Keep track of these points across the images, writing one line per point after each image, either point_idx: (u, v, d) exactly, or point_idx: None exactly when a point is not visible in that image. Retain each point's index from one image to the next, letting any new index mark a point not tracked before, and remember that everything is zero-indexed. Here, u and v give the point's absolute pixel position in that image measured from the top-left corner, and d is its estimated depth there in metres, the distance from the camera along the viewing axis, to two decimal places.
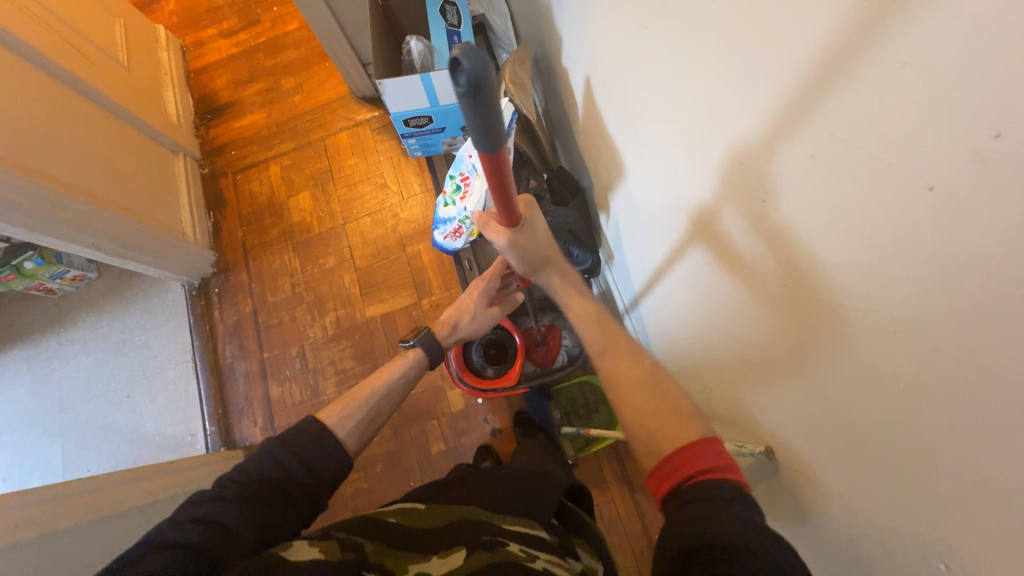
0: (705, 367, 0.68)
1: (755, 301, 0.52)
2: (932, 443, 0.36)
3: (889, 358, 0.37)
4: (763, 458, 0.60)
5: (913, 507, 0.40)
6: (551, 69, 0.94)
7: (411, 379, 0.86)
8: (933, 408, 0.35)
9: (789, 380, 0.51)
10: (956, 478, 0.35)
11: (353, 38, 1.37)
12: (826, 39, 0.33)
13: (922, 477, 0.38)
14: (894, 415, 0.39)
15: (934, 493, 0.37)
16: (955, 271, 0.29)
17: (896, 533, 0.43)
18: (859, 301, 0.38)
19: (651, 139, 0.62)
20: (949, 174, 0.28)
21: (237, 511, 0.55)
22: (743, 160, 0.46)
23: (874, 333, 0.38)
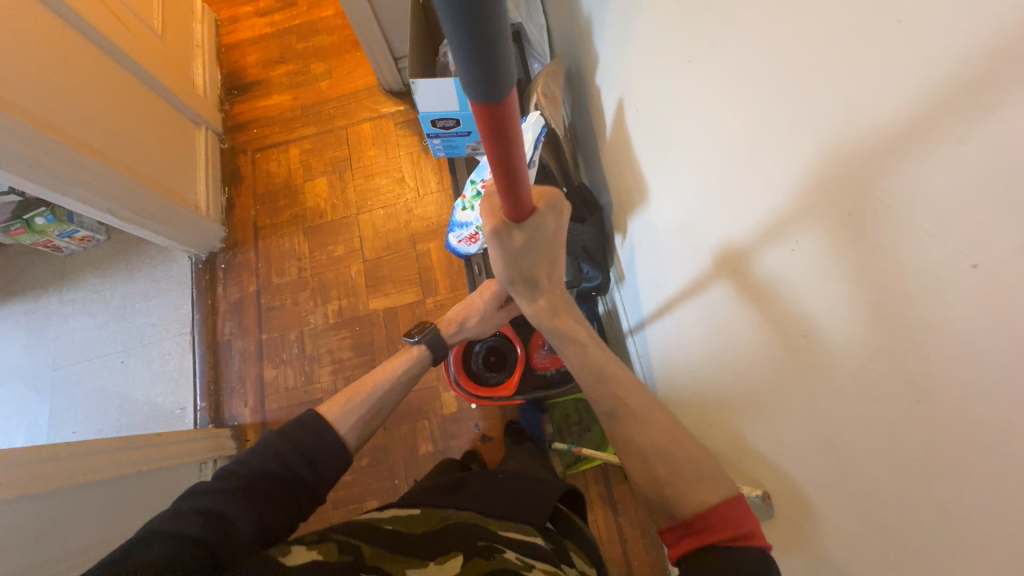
0: (708, 403, 0.68)
1: (770, 349, 0.52)
2: (943, 520, 0.35)
3: (906, 429, 0.36)
4: (759, 502, 0.59)
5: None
6: (583, 85, 0.94)
7: (412, 377, 0.85)
8: (944, 485, 0.34)
9: (797, 430, 0.50)
10: (963, 559, 0.34)
11: (388, 31, 1.37)
12: (879, 100, 0.32)
13: (926, 550, 0.37)
14: (904, 485, 0.38)
15: (931, 568, 0.37)
16: (988, 352, 0.29)
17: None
18: (882, 365, 0.38)
19: (679, 170, 0.62)
20: (997, 253, 0.27)
21: (239, 502, 0.56)
22: (777, 210, 0.45)
23: (893, 401, 0.37)
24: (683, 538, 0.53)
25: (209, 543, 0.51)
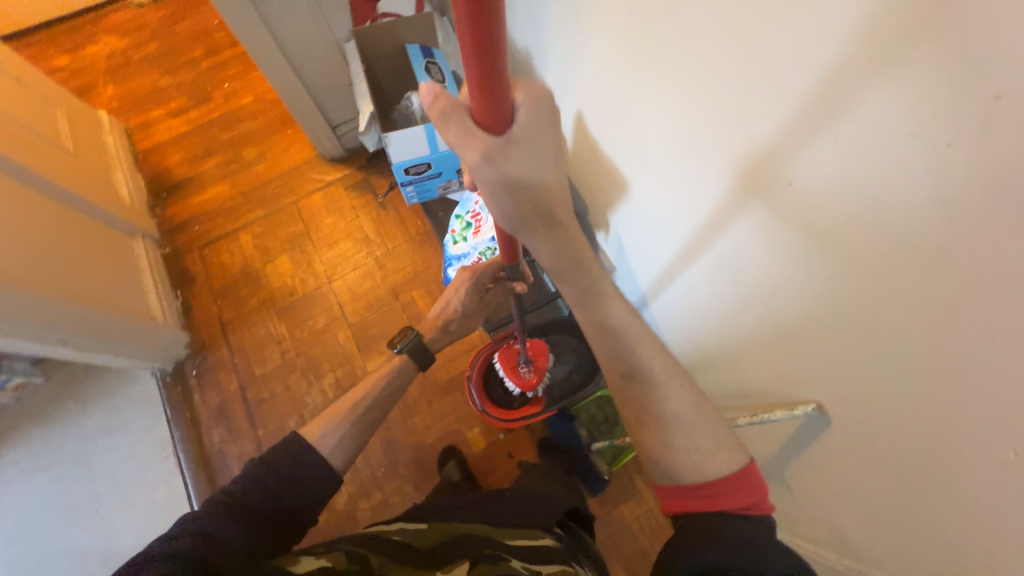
0: (737, 348, 0.74)
1: (787, 277, 0.58)
2: (971, 367, 0.41)
3: (924, 300, 0.42)
4: (814, 417, 0.64)
5: (962, 430, 0.45)
6: None
7: (394, 391, 0.85)
8: (966, 337, 0.40)
9: (828, 341, 0.56)
10: (997, 394, 0.40)
11: (323, 103, 1.41)
12: (840, 38, 0.40)
13: (965, 401, 0.43)
14: (933, 349, 0.44)
15: (976, 415, 0.43)
16: (989, 208, 0.34)
17: (956, 462, 0.47)
18: (890, 259, 0.44)
19: (659, 152, 0.70)
20: (966, 133, 0.34)
21: (230, 525, 0.55)
22: (762, 163, 0.54)
23: (908, 281, 0.43)
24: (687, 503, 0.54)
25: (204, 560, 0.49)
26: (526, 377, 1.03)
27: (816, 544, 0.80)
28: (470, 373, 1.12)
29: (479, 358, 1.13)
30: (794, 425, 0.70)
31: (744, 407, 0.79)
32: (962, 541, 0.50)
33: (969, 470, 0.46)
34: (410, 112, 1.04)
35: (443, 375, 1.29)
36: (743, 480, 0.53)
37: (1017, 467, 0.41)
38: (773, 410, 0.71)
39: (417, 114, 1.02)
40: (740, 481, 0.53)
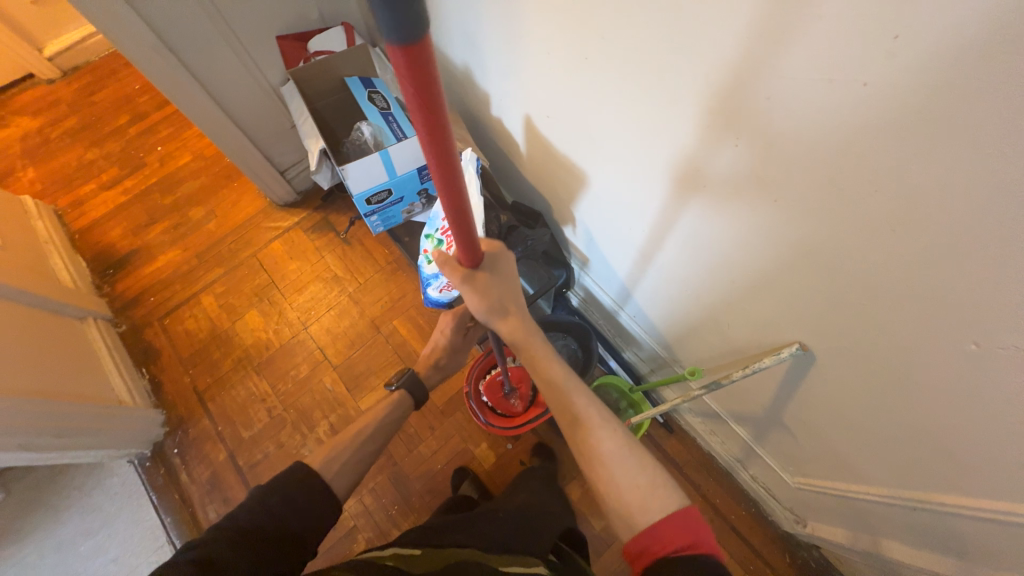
0: (718, 308, 0.78)
1: (751, 232, 0.62)
2: (931, 273, 0.46)
3: (876, 221, 0.47)
4: (799, 355, 0.68)
5: (933, 333, 0.49)
6: (480, 122, 1.06)
7: (395, 420, 0.86)
8: (920, 246, 0.45)
9: (801, 281, 0.60)
10: (956, 290, 0.45)
11: (267, 150, 1.39)
12: (749, 7, 0.43)
13: (931, 305, 0.48)
14: (894, 264, 0.48)
15: (942, 314, 0.47)
16: (913, 129, 0.39)
17: (931, 363, 0.52)
18: (838, 193, 0.48)
19: (609, 140, 0.74)
20: (880, 70, 0.38)
21: (235, 551, 0.51)
22: (705, 139, 0.58)
23: (859, 208, 0.48)
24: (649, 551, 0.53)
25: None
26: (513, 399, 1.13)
27: (825, 476, 0.85)
28: (467, 389, 1.13)
29: (471, 375, 1.14)
30: (784, 369, 0.74)
31: (736, 363, 0.83)
32: (951, 435, 0.55)
33: (947, 368, 0.50)
34: (361, 143, 1.04)
35: (440, 397, 1.27)
36: (682, 521, 0.53)
37: (985, 351, 0.46)
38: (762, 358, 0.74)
39: (369, 143, 1.02)
40: (680, 522, 0.53)
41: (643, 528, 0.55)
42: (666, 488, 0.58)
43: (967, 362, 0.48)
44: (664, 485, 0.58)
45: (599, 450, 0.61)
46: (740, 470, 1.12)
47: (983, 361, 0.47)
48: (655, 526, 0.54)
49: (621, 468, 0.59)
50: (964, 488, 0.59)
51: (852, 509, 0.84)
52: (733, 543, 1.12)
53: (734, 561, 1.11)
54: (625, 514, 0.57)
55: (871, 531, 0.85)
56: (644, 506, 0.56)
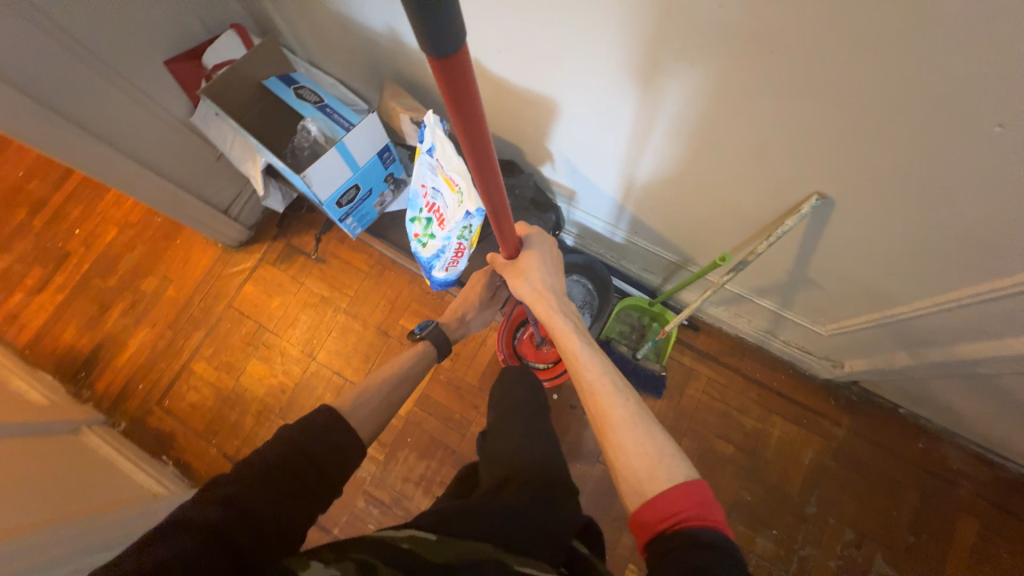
0: (725, 191, 0.78)
1: (746, 98, 0.60)
2: (949, 61, 0.45)
3: (887, 28, 0.45)
4: (820, 205, 0.69)
5: (958, 123, 0.50)
6: (422, 87, 0.99)
7: (418, 370, 0.90)
8: (933, 37, 0.44)
9: (808, 127, 0.60)
10: (980, 68, 0.44)
11: (203, 191, 1.27)
12: None
13: (956, 93, 0.47)
14: (910, 68, 0.47)
15: (966, 100, 0.47)
16: None
17: (955, 156, 0.53)
18: (840, 17, 0.46)
19: (570, 55, 0.69)
20: None
21: (254, 492, 0.52)
22: (674, 19, 0.55)
23: (865, 21, 0.46)
24: (656, 521, 0.53)
25: (230, 538, 0.47)
26: (544, 352, 1.15)
27: (856, 313, 0.90)
28: (501, 357, 1.13)
29: (501, 344, 1.14)
30: (805, 223, 0.75)
31: (753, 236, 0.85)
32: (979, 225, 0.59)
33: (972, 155, 0.52)
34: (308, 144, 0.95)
35: (474, 374, 1.28)
36: (690, 490, 0.54)
37: (1010, 129, 0.48)
38: (782, 220, 0.76)
39: (319, 141, 0.94)
40: (686, 495, 0.53)
41: (648, 499, 0.55)
42: (675, 460, 0.58)
43: (991, 134, 0.49)
44: (673, 454, 0.59)
45: (609, 415, 0.65)
46: (771, 340, 1.18)
47: (1005, 140, 0.49)
48: (658, 496, 0.54)
49: (629, 432, 0.63)
50: (995, 271, 0.64)
51: (886, 333, 0.90)
52: (782, 407, 1.20)
53: (788, 421, 1.19)
54: (635, 483, 0.58)
55: (906, 347, 0.92)
56: (651, 474, 0.57)
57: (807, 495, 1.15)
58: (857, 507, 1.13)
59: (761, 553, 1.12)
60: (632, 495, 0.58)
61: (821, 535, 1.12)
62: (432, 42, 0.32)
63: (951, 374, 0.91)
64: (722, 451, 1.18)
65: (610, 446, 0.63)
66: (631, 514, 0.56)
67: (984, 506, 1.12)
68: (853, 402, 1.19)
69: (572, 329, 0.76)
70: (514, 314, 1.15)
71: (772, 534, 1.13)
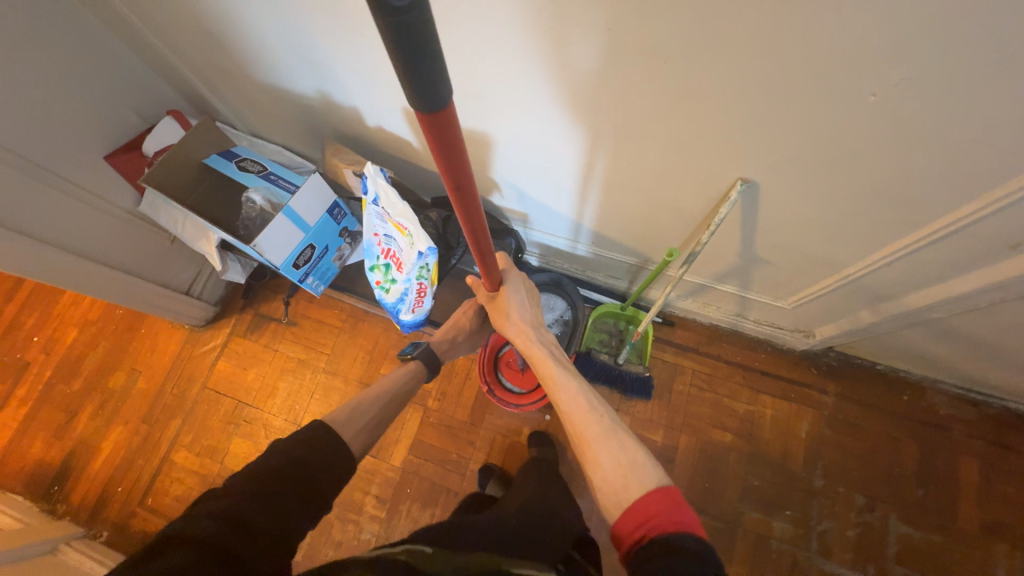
0: (662, 191, 0.82)
1: (659, 105, 0.65)
2: (815, 48, 0.50)
3: (760, 26, 0.50)
4: (747, 188, 0.74)
5: (841, 97, 0.55)
6: (363, 141, 1.02)
7: (410, 387, 0.89)
8: (797, 29, 0.49)
9: (718, 124, 0.64)
10: (843, 49, 0.49)
11: (161, 275, 1.25)
12: None
13: (831, 74, 0.52)
14: (789, 60, 0.52)
15: (840, 77, 0.52)
16: None
17: (847, 126, 0.58)
18: (719, 26, 0.51)
19: (494, 93, 0.74)
20: None
21: (253, 504, 0.51)
22: (576, 47, 0.60)
23: (738, 24, 0.50)
24: (635, 529, 0.53)
25: (221, 550, 0.46)
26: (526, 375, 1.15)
27: (811, 283, 0.95)
28: (484, 386, 1.13)
29: (483, 370, 1.14)
30: (739, 207, 0.79)
31: (698, 229, 0.89)
32: (888, 184, 0.64)
33: (860, 124, 0.57)
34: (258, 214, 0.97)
35: (464, 409, 1.27)
36: (664, 497, 0.54)
37: (884, 96, 0.53)
38: (718, 208, 0.79)
39: (266, 209, 0.95)
40: (659, 499, 0.54)
41: (626, 506, 0.56)
42: (648, 468, 0.58)
43: (870, 104, 0.54)
44: (644, 463, 0.59)
45: (585, 434, 0.66)
46: (743, 321, 1.21)
47: (882, 106, 0.54)
48: (633, 505, 0.55)
49: (603, 447, 0.63)
50: (915, 222, 0.69)
51: (843, 296, 0.94)
52: (769, 384, 1.22)
53: (778, 398, 1.20)
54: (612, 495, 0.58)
55: (863, 306, 0.96)
56: (635, 476, 0.58)
57: (811, 468, 1.15)
58: (861, 470, 1.14)
59: (780, 536, 1.11)
60: (611, 506, 0.57)
61: (834, 505, 1.12)
62: (416, 80, 0.32)
63: (914, 324, 0.95)
64: (721, 441, 1.18)
65: (589, 464, 0.63)
66: (613, 525, 0.56)
67: (979, 445, 1.14)
68: (834, 367, 1.22)
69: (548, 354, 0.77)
70: (492, 341, 1.16)
71: (788, 514, 1.12)
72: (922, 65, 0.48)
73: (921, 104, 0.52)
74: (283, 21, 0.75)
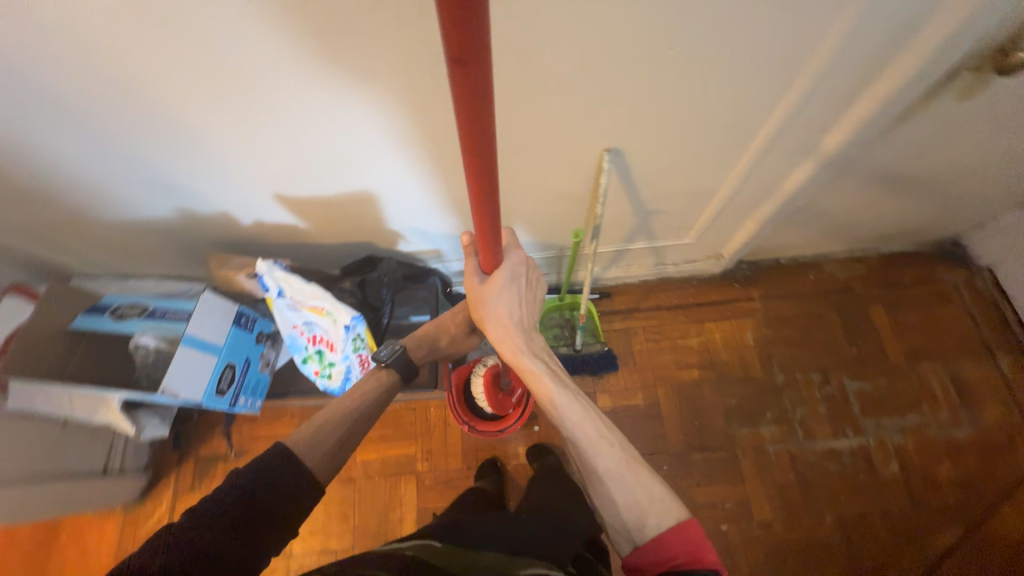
0: (546, 184, 0.88)
1: (510, 115, 0.70)
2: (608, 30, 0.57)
3: (557, 27, 0.56)
4: (613, 156, 0.82)
5: (646, 60, 0.62)
6: (245, 241, 0.97)
7: (373, 408, 0.79)
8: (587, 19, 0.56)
9: (565, 114, 0.71)
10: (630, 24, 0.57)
11: (67, 467, 1.05)
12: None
13: (630, 45, 0.60)
14: (593, 45, 0.59)
15: (638, 45, 0.60)
16: None
17: (663, 81, 0.66)
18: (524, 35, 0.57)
19: (359, 154, 0.75)
20: None
21: (214, 532, 0.53)
22: (415, 93, 0.63)
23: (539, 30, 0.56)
24: (652, 560, 0.61)
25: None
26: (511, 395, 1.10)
27: (700, 215, 1.06)
28: (466, 426, 1.10)
29: (457, 412, 1.10)
30: (615, 173, 0.87)
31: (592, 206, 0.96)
32: (716, 114, 0.74)
33: (671, 76, 0.66)
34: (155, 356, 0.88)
35: (455, 457, 1.22)
36: (682, 531, 0.61)
37: (677, 49, 0.61)
38: (600, 180, 0.87)
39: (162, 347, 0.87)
40: (677, 539, 0.61)
41: (641, 541, 0.63)
42: (663, 502, 0.64)
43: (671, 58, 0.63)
44: (660, 497, 0.65)
45: (596, 463, 0.69)
46: (665, 268, 1.31)
47: (680, 57, 0.62)
48: (655, 539, 0.61)
49: (617, 483, 0.66)
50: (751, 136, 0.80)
51: (729, 216, 1.06)
52: (707, 313, 1.32)
53: (719, 321, 1.32)
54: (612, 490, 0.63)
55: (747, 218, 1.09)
56: None
57: (770, 368, 1.27)
58: (807, 352, 1.28)
59: (772, 439, 1.20)
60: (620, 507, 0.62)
61: (799, 391, 1.24)
62: None
63: (788, 217, 1.09)
64: (691, 379, 1.26)
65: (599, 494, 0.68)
66: (627, 552, 0.64)
67: (879, 292, 1.33)
68: (750, 275, 1.36)
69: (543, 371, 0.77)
70: (455, 381, 1.14)
71: (769, 417, 1.22)
72: (692, 17, 0.57)
73: (707, 46, 0.61)
74: (110, 153, 0.70)
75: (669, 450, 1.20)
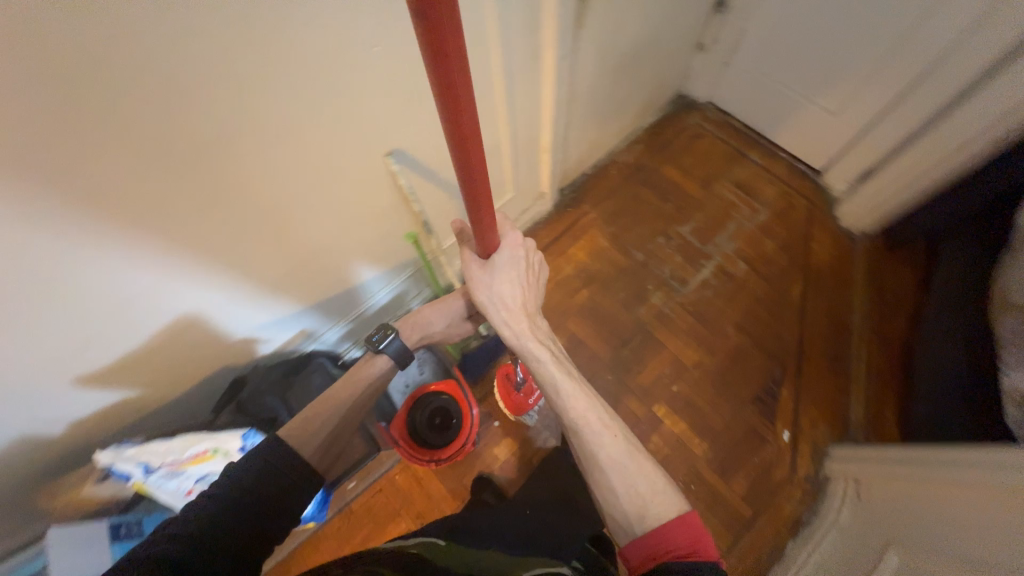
0: (357, 212, 0.89)
1: (276, 169, 0.69)
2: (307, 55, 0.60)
3: (256, 72, 0.57)
4: (398, 157, 0.85)
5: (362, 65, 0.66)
6: (71, 449, 0.80)
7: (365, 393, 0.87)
8: (279, 53, 0.57)
9: (326, 145, 0.72)
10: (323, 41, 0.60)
11: None
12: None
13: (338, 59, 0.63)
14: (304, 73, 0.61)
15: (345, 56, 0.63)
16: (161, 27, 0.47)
17: (390, 76, 0.71)
18: (230, 92, 0.57)
19: (145, 283, 0.68)
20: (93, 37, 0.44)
21: (216, 524, 0.60)
22: (159, 192, 0.60)
23: (242, 83, 0.57)
24: (649, 548, 0.62)
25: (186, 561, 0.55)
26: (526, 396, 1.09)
27: (504, 169, 1.17)
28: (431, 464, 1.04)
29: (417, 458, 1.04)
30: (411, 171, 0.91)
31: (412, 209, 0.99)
32: None
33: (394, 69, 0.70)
34: None
35: (443, 500, 1.18)
36: (686, 524, 0.62)
37: (381, 44, 0.66)
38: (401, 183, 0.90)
39: None
40: (678, 528, 0.62)
41: (638, 534, 0.64)
42: (668, 496, 0.67)
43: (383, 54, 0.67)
44: (664, 491, 0.67)
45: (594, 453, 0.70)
46: None
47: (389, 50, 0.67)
48: (656, 529, 0.63)
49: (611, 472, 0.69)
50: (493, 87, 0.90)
51: (525, 158, 1.19)
52: (563, 241, 1.48)
53: (575, 242, 1.48)
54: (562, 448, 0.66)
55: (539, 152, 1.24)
56: None
57: (630, 253, 1.47)
58: (646, 225, 1.52)
59: (663, 302, 1.41)
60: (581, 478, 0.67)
61: (659, 255, 1.47)
62: None
63: (567, 136, 1.27)
64: (584, 297, 1.41)
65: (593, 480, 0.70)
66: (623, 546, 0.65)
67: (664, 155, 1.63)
68: (575, 195, 1.56)
69: (548, 358, 0.77)
70: (397, 432, 1.08)
71: (651, 288, 1.42)
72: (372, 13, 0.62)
73: (403, 32, 0.67)
74: None
75: (603, 362, 1.33)
